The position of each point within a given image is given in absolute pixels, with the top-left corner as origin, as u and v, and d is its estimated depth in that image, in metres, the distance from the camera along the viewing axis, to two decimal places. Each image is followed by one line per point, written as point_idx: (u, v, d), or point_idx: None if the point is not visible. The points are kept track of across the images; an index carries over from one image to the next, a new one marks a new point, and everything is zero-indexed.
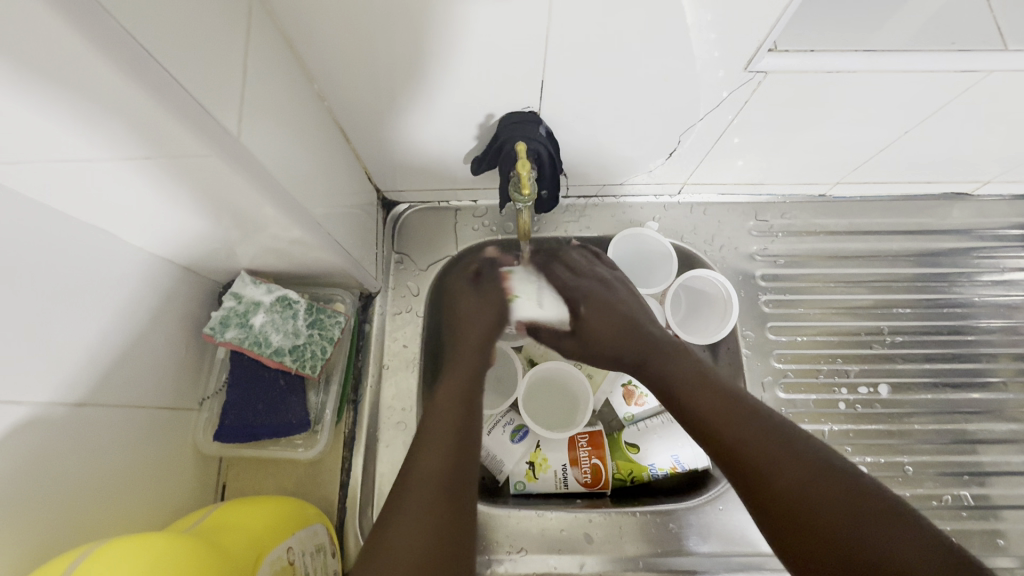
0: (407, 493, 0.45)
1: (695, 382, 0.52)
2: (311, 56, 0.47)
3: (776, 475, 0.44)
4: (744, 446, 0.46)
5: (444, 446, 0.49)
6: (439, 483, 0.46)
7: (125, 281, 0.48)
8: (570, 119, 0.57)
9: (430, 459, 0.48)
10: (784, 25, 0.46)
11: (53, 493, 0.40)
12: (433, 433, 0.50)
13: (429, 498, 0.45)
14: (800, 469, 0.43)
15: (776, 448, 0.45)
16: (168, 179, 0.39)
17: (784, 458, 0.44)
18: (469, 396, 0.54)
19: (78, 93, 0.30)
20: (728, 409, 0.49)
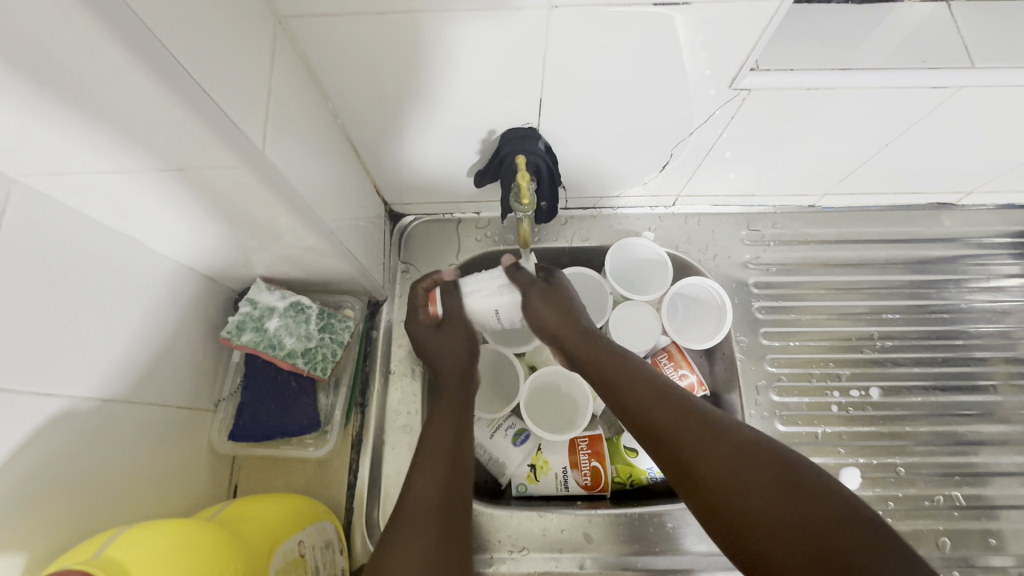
0: (406, 518, 0.48)
1: (647, 394, 0.54)
2: (325, 76, 0.51)
3: (723, 481, 0.46)
4: (694, 455, 0.49)
5: (441, 474, 0.52)
6: (440, 504, 0.49)
7: (152, 286, 0.51)
8: (567, 134, 0.61)
9: (425, 482, 0.51)
10: (764, 46, 0.49)
11: (82, 483, 0.43)
12: (428, 462, 0.53)
13: (430, 521, 0.47)
14: (747, 473, 0.46)
15: (723, 454, 0.48)
16: (197, 191, 0.43)
17: (730, 460, 0.47)
18: (462, 427, 0.57)
19: (125, 111, 0.33)
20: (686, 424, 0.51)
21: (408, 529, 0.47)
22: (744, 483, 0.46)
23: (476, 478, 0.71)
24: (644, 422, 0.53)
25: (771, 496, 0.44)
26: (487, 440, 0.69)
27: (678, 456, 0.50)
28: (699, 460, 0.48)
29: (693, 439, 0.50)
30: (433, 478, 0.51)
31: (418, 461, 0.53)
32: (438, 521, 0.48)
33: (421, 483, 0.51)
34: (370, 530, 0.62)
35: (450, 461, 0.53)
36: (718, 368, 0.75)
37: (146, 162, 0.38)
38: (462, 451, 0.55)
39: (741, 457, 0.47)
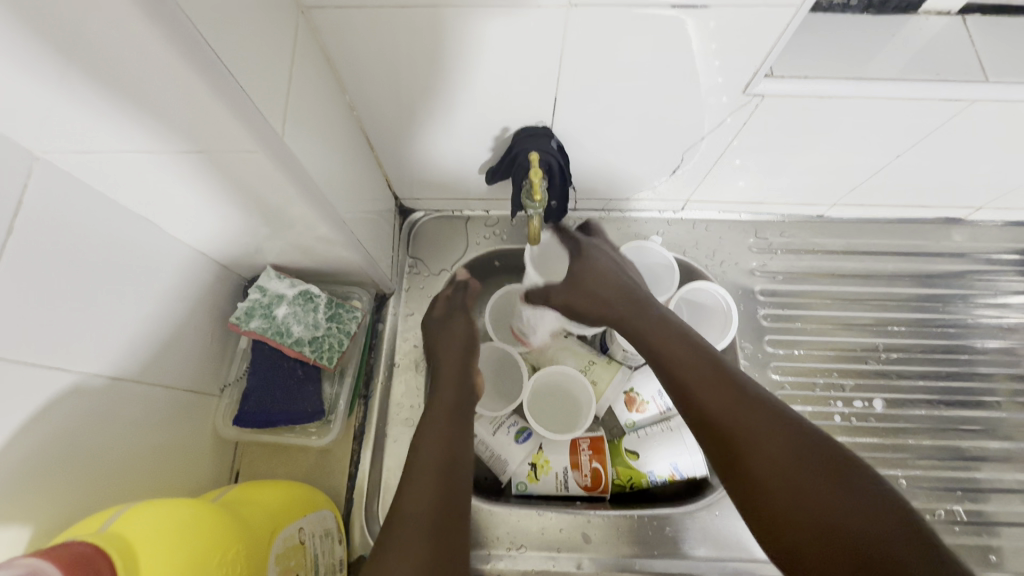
0: (397, 527, 0.48)
1: (706, 378, 0.52)
2: (344, 68, 0.51)
3: (774, 476, 0.46)
4: (751, 444, 0.48)
5: (430, 488, 0.51)
6: (432, 518, 0.49)
7: (167, 268, 0.51)
8: (579, 134, 0.61)
9: (419, 495, 0.51)
10: (779, 52, 0.50)
11: (87, 458, 0.43)
12: (421, 472, 0.53)
13: (421, 528, 0.48)
14: (802, 468, 0.46)
15: (761, 428, 0.48)
16: (212, 174, 0.43)
17: (762, 430, 0.48)
18: (457, 438, 0.57)
19: (150, 90, 0.34)
20: (722, 383, 0.52)
21: (397, 537, 0.47)
22: (796, 476, 0.45)
23: (476, 475, 0.71)
24: (691, 396, 0.53)
25: (819, 475, 0.45)
26: (489, 436, 0.69)
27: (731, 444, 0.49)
28: (752, 455, 0.47)
29: (752, 427, 0.49)
30: (428, 485, 0.52)
31: (409, 471, 0.53)
32: (428, 530, 0.48)
33: (415, 495, 0.51)
34: (369, 521, 0.62)
35: (441, 471, 0.53)
36: None
37: (167, 143, 0.39)
38: (455, 460, 0.55)
39: (799, 454, 0.46)
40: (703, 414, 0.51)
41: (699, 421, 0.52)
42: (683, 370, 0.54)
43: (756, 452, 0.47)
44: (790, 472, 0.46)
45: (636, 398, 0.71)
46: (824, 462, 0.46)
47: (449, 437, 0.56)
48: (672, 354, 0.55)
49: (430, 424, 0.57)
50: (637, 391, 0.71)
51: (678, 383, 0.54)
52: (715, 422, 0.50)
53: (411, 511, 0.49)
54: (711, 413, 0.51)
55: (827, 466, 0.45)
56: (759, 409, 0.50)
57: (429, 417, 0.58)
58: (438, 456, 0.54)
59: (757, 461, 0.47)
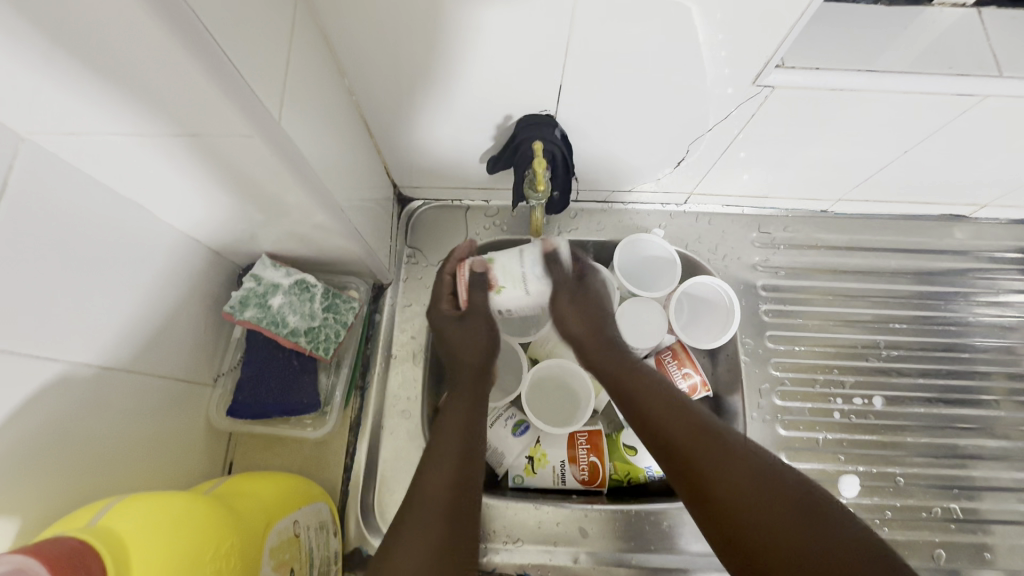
0: (417, 509, 0.52)
1: (679, 422, 0.56)
2: (343, 50, 0.49)
3: (733, 497, 0.50)
4: (721, 471, 0.52)
5: (448, 476, 0.54)
6: (448, 504, 0.53)
7: (158, 255, 0.50)
8: (584, 123, 0.59)
9: (438, 483, 0.54)
10: (791, 43, 0.48)
11: (76, 449, 0.42)
12: (438, 457, 0.56)
13: (439, 512, 0.52)
14: (762, 495, 0.50)
15: (730, 466, 0.52)
16: (207, 159, 0.42)
17: (734, 471, 0.52)
18: (475, 428, 0.59)
19: (139, 69, 0.32)
20: (691, 428, 0.55)
21: (416, 520, 0.51)
22: (766, 513, 0.49)
23: None
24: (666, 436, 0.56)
25: (785, 514, 0.48)
26: (486, 429, 0.68)
27: (693, 472, 0.53)
28: (714, 478, 0.52)
29: (724, 465, 0.52)
30: (446, 470, 0.55)
31: (427, 458, 0.56)
32: (444, 516, 0.52)
33: (434, 480, 0.54)
34: (365, 513, 0.62)
35: (460, 458, 0.56)
36: (721, 369, 0.74)
37: (160, 126, 0.37)
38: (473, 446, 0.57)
39: (758, 479, 0.51)
40: (670, 451, 0.55)
41: (672, 464, 0.55)
42: (657, 415, 0.58)
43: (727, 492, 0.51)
44: (761, 512, 0.49)
45: None
46: (782, 488, 0.50)
47: (467, 425, 0.58)
48: (645, 400, 0.59)
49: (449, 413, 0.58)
50: None
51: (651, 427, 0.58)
52: (681, 450, 0.55)
53: (431, 495, 0.53)
54: (674, 443, 0.55)
55: (786, 491, 0.50)
56: (728, 449, 0.53)
57: (447, 404, 0.60)
58: (458, 443, 0.57)
59: (720, 487, 0.51)
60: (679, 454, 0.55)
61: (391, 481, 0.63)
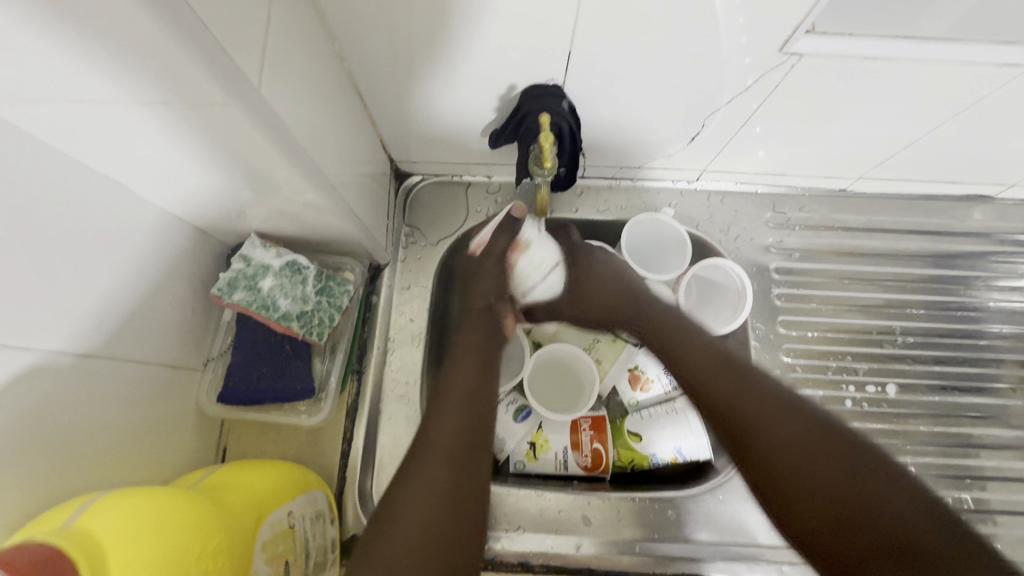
0: (420, 457, 0.46)
1: (715, 365, 0.52)
2: (332, 11, 0.45)
3: (785, 461, 0.44)
4: (762, 417, 0.47)
5: (455, 422, 0.48)
6: (452, 448, 0.46)
7: (137, 234, 0.47)
8: (593, 94, 0.55)
9: (446, 430, 0.47)
10: (824, 6, 0.44)
11: (54, 442, 0.40)
12: (447, 404, 0.49)
13: (443, 458, 0.45)
14: (808, 443, 0.44)
15: (777, 417, 0.46)
16: (184, 130, 0.38)
17: (783, 420, 0.46)
18: (484, 380, 0.52)
19: (94, 28, 0.28)
20: (728, 372, 0.51)
21: (420, 469, 0.44)
22: (811, 460, 0.43)
23: None
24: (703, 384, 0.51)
25: (841, 468, 0.42)
26: None
27: (739, 431, 0.47)
28: (764, 438, 0.46)
29: (767, 418, 0.47)
30: (457, 414, 0.48)
31: (435, 405, 0.49)
32: (447, 463, 0.45)
33: (441, 426, 0.47)
34: (363, 501, 0.60)
35: (469, 403, 0.49)
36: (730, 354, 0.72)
37: (128, 93, 0.34)
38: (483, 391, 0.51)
39: (812, 440, 0.44)
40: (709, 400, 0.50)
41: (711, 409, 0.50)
42: (691, 358, 0.54)
43: (768, 436, 0.46)
44: (809, 465, 0.43)
45: (640, 376, 0.69)
46: (834, 439, 0.44)
47: (477, 372, 0.53)
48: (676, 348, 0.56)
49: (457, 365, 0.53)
50: (642, 368, 0.69)
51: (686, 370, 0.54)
52: (728, 408, 0.49)
53: (433, 440, 0.46)
54: (715, 397, 0.50)
55: (835, 441, 0.44)
56: (770, 396, 0.48)
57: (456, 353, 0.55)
58: (467, 389, 0.51)
59: (772, 447, 0.45)
60: (731, 415, 0.48)
61: (389, 468, 0.62)
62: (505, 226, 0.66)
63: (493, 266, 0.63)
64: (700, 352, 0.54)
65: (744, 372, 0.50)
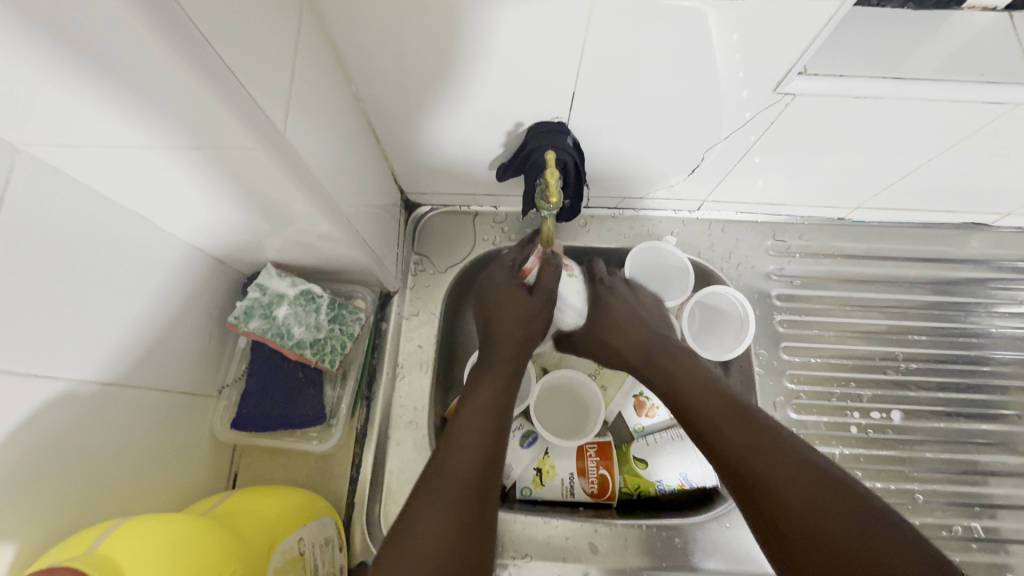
0: (438, 486, 0.49)
1: (713, 402, 0.54)
2: (351, 57, 0.48)
3: (787, 502, 0.46)
4: (754, 463, 0.49)
5: (485, 423, 0.54)
6: (473, 478, 0.50)
7: (160, 266, 0.49)
8: (596, 130, 0.58)
9: (481, 422, 0.54)
10: (815, 49, 0.47)
11: (75, 467, 0.41)
12: (467, 434, 0.53)
13: (465, 493, 0.49)
14: (817, 496, 0.46)
15: (766, 463, 0.48)
16: (212, 170, 0.40)
17: (776, 467, 0.48)
18: (510, 392, 0.57)
19: (135, 80, 0.31)
20: (712, 398, 0.54)
21: (435, 504, 0.48)
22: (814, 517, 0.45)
23: None
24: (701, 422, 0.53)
25: (835, 516, 0.44)
26: None
27: (755, 490, 0.48)
28: (781, 490, 0.47)
29: (777, 473, 0.47)
30: (487, 408, 0.55)
31: (471, 395, 0.57)
32: (468, 494, 0.49)
33: (460, 457, 0.51)
34: (370, 527, 0.61)
35: (489, 433, 0.53)
36: (734, 380, 0.73)
37: (161, 139, 0.36)
38: (509, 394, 0.57)
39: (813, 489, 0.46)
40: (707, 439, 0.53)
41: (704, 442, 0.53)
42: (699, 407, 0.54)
43: (774, 495, 0.47)
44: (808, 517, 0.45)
45: (644, 402, 0.69)
46: (813, 473, 0.47)
47: (500, 397, 0.56)
48: (686, 391, 0.56)
49: (463, 432, 0.53)
50: (647, 395, 0.70)
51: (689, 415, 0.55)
52: (739, 460, 0.50)
53: (455, 467, 0.50)
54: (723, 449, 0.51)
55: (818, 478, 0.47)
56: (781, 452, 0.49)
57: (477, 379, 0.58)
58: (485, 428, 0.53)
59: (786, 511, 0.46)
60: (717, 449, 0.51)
61: (397, 494, 0.62)
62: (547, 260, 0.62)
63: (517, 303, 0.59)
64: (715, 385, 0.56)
65: (736, 409, 0.53)
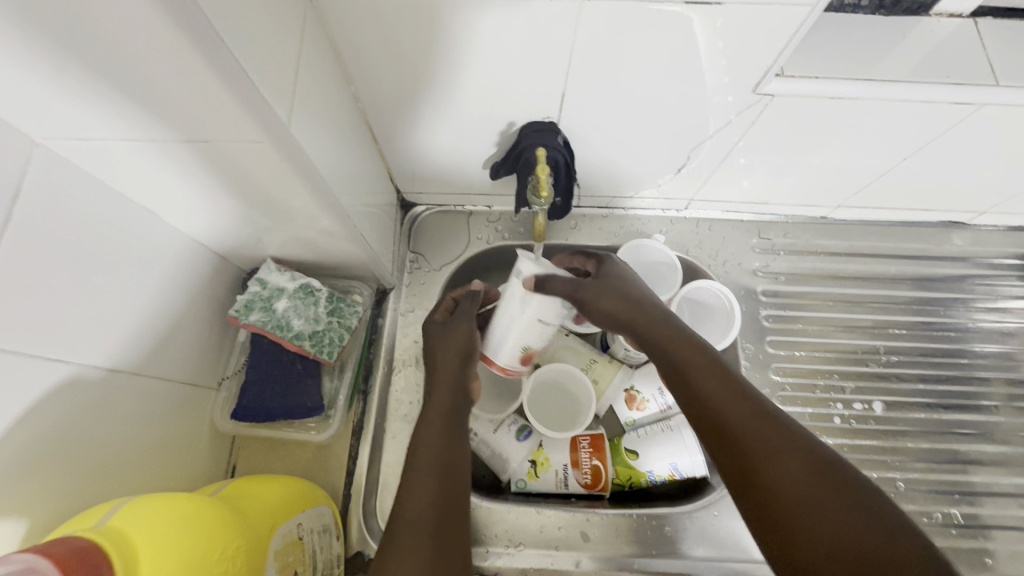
0: (398, 533, 0.46)
1: (703, 367, 0.52)
2: (351, 58, 0.50)
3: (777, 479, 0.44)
4: (737, 429, 0.47)
5: (432, 462, 0.51)
6: (432, 521, 0.47)
7: (164, 259, 0.50)
8: (587, 130, 0.60)
9: (427, 464, 0.51)
10: (792, 52, 0.49)
11: (82, 451, 0.43)
12: (419, 477, 0.50)
13: (424, 537, 0.45)
14: (792, 460, 0.44)
15: (749, 424, 0.47)
16: (217, 164, 0.42)
17: (760, 435, 0.46)
18: (455, 434, 0.55)
19: (148, 75, 0.33)
20: (705, 364, 0.52)
21: (396, 554, 0.44)
22: (798, 487, 0.43)
23: (474, 473, 0.71)
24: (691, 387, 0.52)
25: (813, 483, 0.43)
26: (489, 433, 0.69)
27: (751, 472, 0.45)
28: (764, 468, 0.45)
29: (761, 442, 0.46)
30: (434, 448, 0.53)
31: (416, 438, 0.54)
32: (429, 537, 0.45)
33: (415, 501, 0.48)
34: (367, 517, 0.62)
35: (439, 473, 0.51)
36: None
37: (173, 134, 0.38)
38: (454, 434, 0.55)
39: (805, 467, 0.44)
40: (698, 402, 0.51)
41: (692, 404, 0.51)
42: (688, 369, 0.52)
43: (760, 465, 0.45)
44: (784, 479, 0.43)
45: (636, 396, 0.71)
46: (800, 446, 0.45)
47: (446, 439, 0.54)
48: (681, 360, 0.53)
49: (414, 477, 0.50)
50: (638, 389, 0.72)
51: (680, 376, 0.53)
52: (730, 432, 0.48)
53: (410, 514, 0.47)
54: (715, 415, 0.49)
55: (804, 452, 0.45)
56: (765, 420, 0.47)
57: (423, 424, 0.56)
58: (434, 466, 0.51)
59: (766, 475, 0.44)
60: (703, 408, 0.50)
61: (393, 485, 0.64)
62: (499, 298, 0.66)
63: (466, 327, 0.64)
64: (708, 352, 0.54)
65: (726, 376, 0.51)
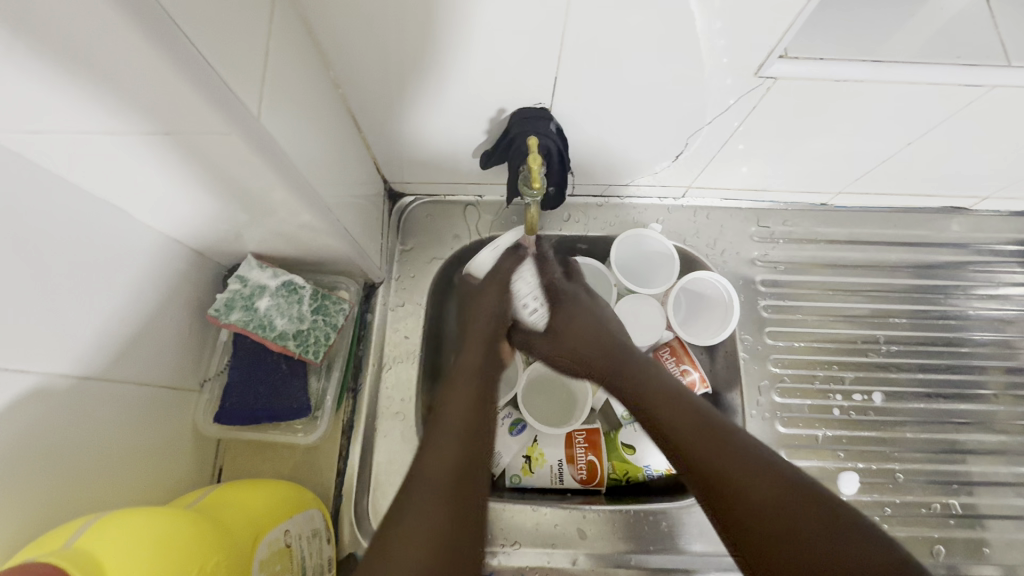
0: (421, 486, 0.50)
1: (669, 401, 0.55)
2: (328, 41, 0.47)
3: (749, 503, 0.47)
4: (707, 458, 0.50)
5: (461, 422, 0.55)
6: (452, 477, 0.51)
7: (135, 258, 0.48)
8: (580, 116, 0.57)
9: (456, 423, 0.55)
10: (795, 32, 0.47)
11: (50, 464, 0.40)
12: (446, 436, 0.53)
13: (445, 494, 0.49)
14: (758, 484, 0.47)
15: (721, 458, 0.50)
16: (186, 157, 0.39)
17: (738, 466, 0.49)
18: (486, 392, 0.59)
19: (97, 65, 0.30)
20: (671, 401, 0.55)
21: (419, 506, 0.48)
22: (775, 510, 0.46)
23: None
24: (665, 427, 0.54)
25: (786, 508, 0.46)
26: None
27: (726, 500, 0.48)
28: (738, 494, 0.47)
29: (737, 470, 0.48)
30: (465, 406, 0.56)
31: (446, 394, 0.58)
32: (450, 495, 0.49)
33: (440, 458, 0.52)
34: (359, 518, 0.61)
35: (466, 431, 0.54)
36: (719, 366, 0.74)
37: (133, 126, 0.35)
38: (480, 425, 0.56)
39: (775, 490, 0.47)
40: (670, 437, 0.53)
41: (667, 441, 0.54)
42: (660, 408, 0.55)
43: (735, 493, 0.48)
44: (759, 505, 0.46)
45: None
46: (769, 474, 0.48)
47: (477, 398, 0.57)
48: (652, 396, 0.56)
49: (442, 438, 0.53)
50: None
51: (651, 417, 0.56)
52: (705, 463, 0.50)
53: (436, 469, 0.51)
54: (688, 446, 0.52)
55: (773, 478, 0.48)
56: (735, 451, 0.50)
57: (456, 381, 0.59)
58: (463, 424, 0.55)
59: (742, 504, 0.47)
60: (677, 445, 0.52)
61: (385, 485, 0.62)
62: (512, 250, 0.68)
63: (494, 290, 0.65)
64: (672, 389, 0.57)
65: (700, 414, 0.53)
